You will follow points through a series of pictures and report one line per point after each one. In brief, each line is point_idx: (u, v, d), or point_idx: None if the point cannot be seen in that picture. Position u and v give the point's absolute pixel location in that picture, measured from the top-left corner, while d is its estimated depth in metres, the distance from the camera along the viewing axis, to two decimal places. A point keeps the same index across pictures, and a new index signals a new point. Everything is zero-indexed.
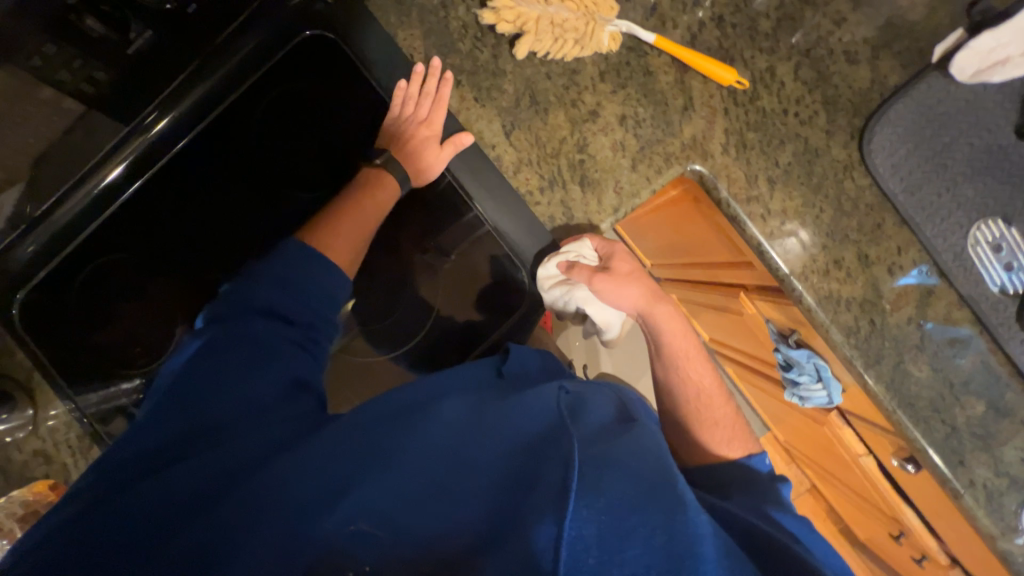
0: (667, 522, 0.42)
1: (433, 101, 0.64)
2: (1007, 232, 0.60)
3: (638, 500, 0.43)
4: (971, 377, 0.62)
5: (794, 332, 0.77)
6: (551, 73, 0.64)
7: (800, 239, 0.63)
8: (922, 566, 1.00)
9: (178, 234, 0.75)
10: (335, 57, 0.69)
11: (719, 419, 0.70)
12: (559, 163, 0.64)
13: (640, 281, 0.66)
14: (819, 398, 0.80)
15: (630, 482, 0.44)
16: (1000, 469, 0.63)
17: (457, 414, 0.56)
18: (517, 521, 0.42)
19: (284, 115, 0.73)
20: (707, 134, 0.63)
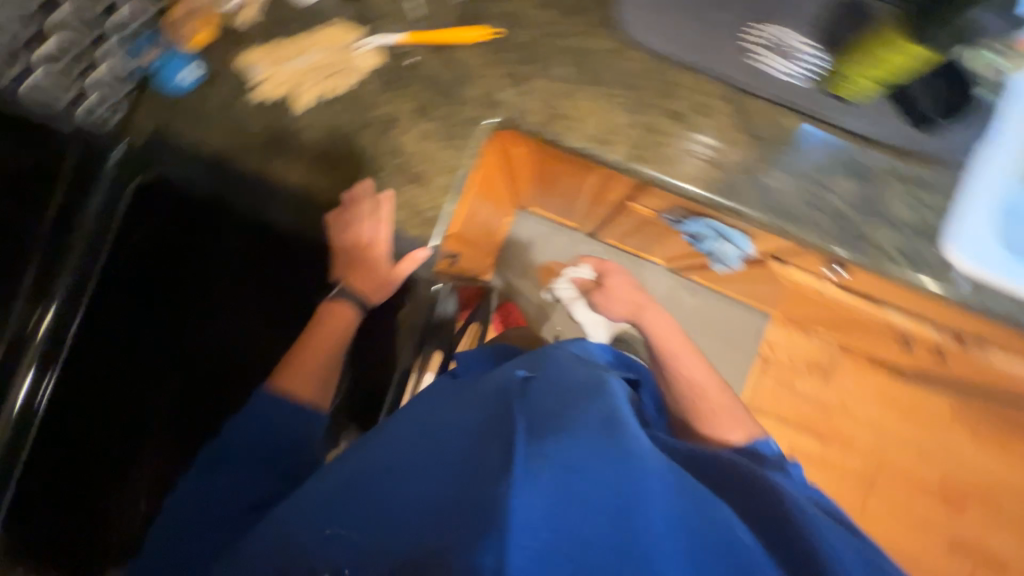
0: (621, 483, 0.42)
1: (379, 221, 0.70)
2: (774, 30, 0.64)
3: (596, 470, 0.42)
4: (825, 161, 0.64)
5: (680, 209, 0.80)
6: (341, 108, 0.70)
7: (616, 130, 0.67)
8: (945, 358, 0.97)
9: (125, 403, 0.73)
10: (171, 182, 0.74)
11: (717, 409, 0.75)
12: (385, 176, 0.70)
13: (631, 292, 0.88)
14: (734, 252, 0.83)
15: (581, 446, 0.44)
16: (901, 227, 0.63)
17: (420, 414, 0.58)
18: (475, 502, 0.42)
19: (157, 246, 0.74)
20: (491, 87, 0.68)
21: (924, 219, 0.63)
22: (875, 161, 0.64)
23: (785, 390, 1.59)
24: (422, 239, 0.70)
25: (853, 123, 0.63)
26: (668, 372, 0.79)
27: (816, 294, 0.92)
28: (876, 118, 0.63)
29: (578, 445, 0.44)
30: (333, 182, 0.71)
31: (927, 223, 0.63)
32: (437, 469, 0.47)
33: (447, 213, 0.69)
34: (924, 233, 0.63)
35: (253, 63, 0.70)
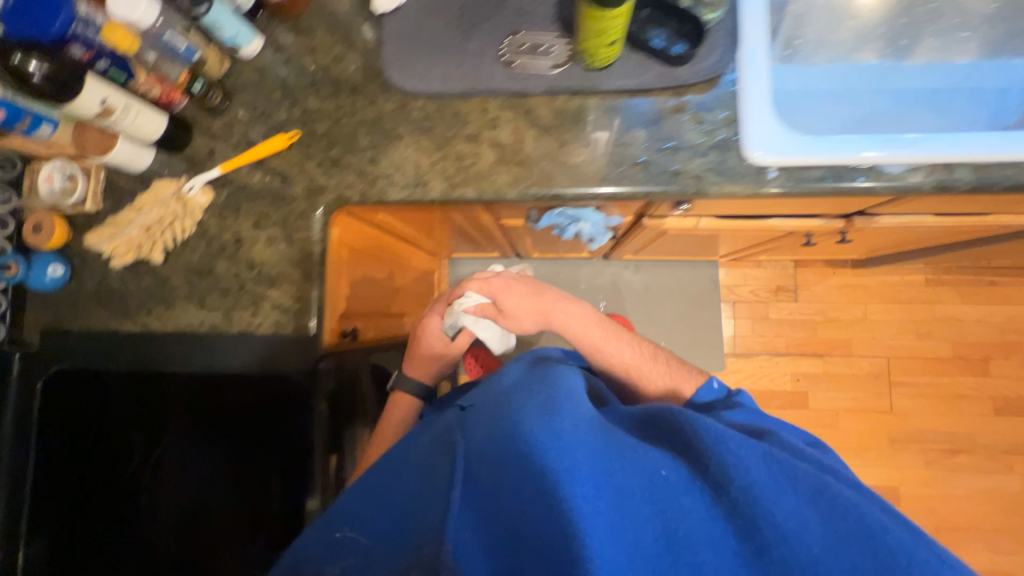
0: (549, 463, 0.48)
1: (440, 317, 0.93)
2: (522, 34, 0.71)
3: (526, 458, 0.49)
4: (612, 122, 0.69)
5: (531, 210, 0.84)
6: (191, 247, 0.76)
7: (429, 169, 0.72)
8: (851, 239, 0.98)
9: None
10: (76, 371, 0.77)
11: (660, 374, 0.81)
12: (248, 289, 0.74)
13: (534, 301, 0.85)
14: (595, 228, 0.87)
15: (514, 441, 0.51)
16: (703, 150, 0.67)
17: (410, 440, 0.66)
18: (428, 511, 0.50)
19: (81, 428, 0.77)
20: (310, 178, 0.75)
21: (719, 134, 0.67)
22: (654, 104, 0.68)
23: (762, 322, 1.58)
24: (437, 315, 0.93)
25: (618, 82, 0.68)
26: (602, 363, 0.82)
27: (701, 230, 0.95)
28: (635, 70, 0.68)
29: (510, 443, 0.51)
30: (210, 312, 0.75)
31: (723, 137, 0.67)
32: (409, 489, 0.55)
33: (315, 300, 0.73)
34: (724, 146, 0.67)
35: (93, 241, 0.71)
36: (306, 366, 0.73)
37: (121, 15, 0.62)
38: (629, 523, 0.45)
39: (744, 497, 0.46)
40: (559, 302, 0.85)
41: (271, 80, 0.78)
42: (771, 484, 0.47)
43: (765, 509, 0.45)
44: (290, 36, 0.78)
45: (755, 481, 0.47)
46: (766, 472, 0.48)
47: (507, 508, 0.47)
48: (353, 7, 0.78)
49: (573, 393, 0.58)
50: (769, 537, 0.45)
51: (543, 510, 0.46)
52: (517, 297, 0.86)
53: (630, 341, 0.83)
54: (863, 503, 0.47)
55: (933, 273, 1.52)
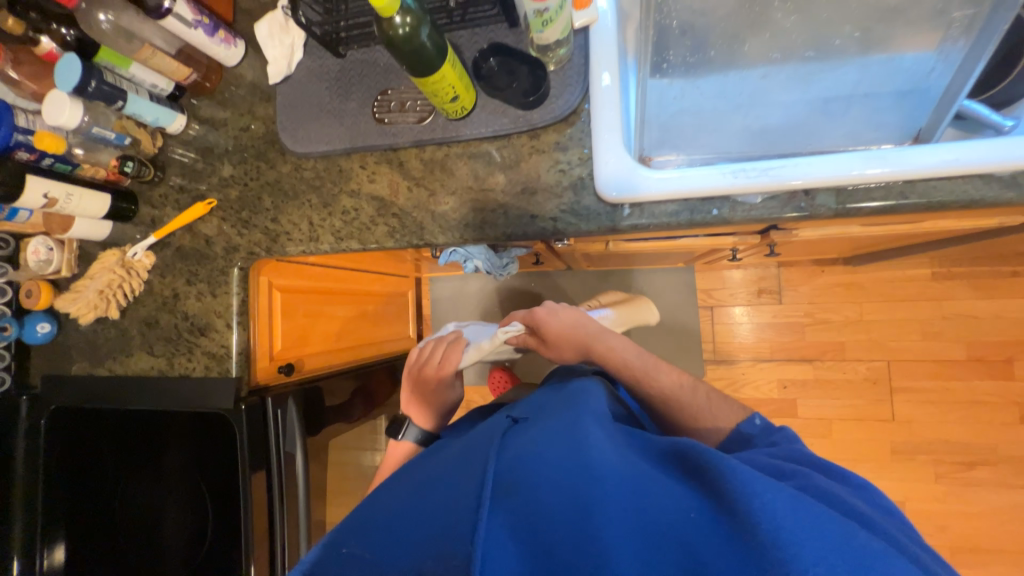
0: (581, 493, 0.50)
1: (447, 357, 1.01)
2: (390, 92, 0.76)
3: (558, 487, 0.51)
4: (474, 169, 0.72)
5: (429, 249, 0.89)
6: (141, 304, 0.89)
7: (320, 225, 0.79)
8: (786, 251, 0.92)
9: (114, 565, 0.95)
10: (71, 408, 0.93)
11: (697, 411, 0.79)
12: (185, 338, 0.86)
13: (577, 328, 0.95)
14: (496, 262, 0.90)
15: (549, 470, 0.53)
16: (559, 191, 0.68)
17: (440, 461, 0.67)
18: (455, 522, 0.51)
19: (93, 446, 0.96)
20: (228, 238, 0.84)
21: (574, 174, 0.68)
22: (513, 148, 0.70)
23: (744, 327, 1.50)
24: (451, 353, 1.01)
25: (476, 130, 0.71)
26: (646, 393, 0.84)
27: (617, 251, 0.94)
28: (492, 116, 0.70)
29: (547, 470, 0.53)
30: (158, 359, 0.87)
31: (578, 176, 0.67)
32: (431, 500, 0.57)
33: (236, 346, 0.84)
34: (578, 185, 0.67)
35: (65, 305, 0.86)
36: (228, 405, 0.82)
37: (50, 124, 0.74)
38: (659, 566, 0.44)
39: (771, 542, 0.43)
40: (602, 334, 0.94)
41: (196, 151, 0.88)
42: (804, 533, 0.44)
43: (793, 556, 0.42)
44: (208, 109, 0.88)
45: (784, 525, 0.44)
46: (787, 514, 0.45)
47: (537, 526, 0.48)
48: (256, 77, 0.86)
49: (604, 429, 0.61)
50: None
51: (572, 537, 0.47)
52: (564, 321, 0.97)
53: (670, 374, 0.85)
54: (895, 560, 0.44)
55: (941, 264, 1.36)
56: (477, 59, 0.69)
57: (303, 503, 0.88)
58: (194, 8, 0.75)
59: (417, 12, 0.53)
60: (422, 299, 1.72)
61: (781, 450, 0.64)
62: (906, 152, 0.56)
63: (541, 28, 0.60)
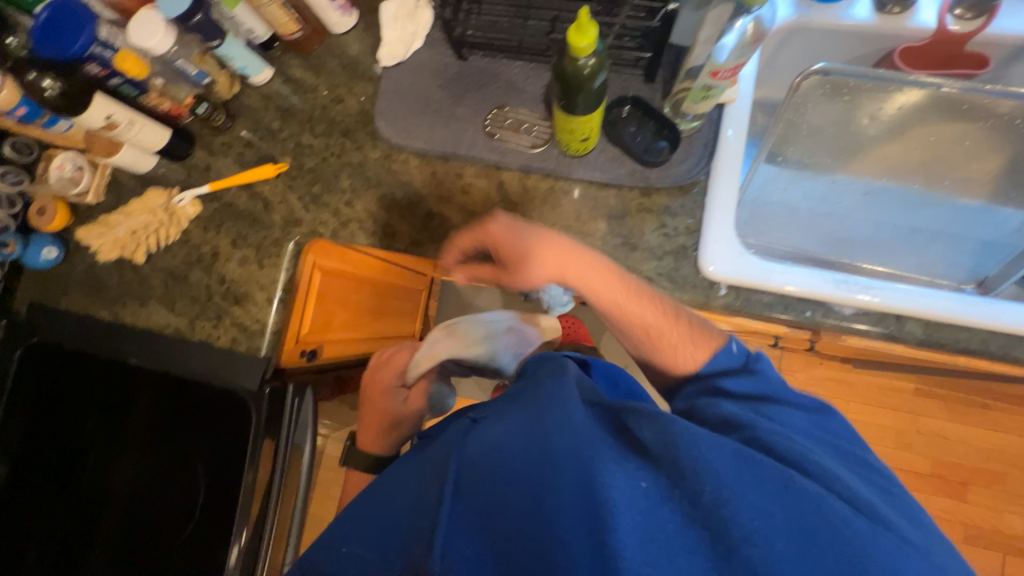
0: (532, 479, 0.45)
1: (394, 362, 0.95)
2: (507, 110, 0.74)
3: (507, 476, 0.46)
4: (577, 210, 0.70)
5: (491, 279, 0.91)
6: (172, 253, 0.81)
7: (399, 222, 0.75)
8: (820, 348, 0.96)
9: (51, 531, 0.81)
10: (49, 346, 0.83)
11: (674, 343, 0.60)
12: (215, 302, 0.79)
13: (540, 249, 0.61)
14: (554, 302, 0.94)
15: (497, 466, 0.47)
16: (659, 253, 0.68)
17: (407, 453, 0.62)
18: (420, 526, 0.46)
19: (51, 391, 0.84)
20: (290, 208, 0.79)
21: (678, 241, 0.68)
22: (620, 200, 0.70)
23: None
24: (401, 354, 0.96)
25: (590, 172, 0.70)
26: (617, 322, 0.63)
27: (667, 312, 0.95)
28: (609, 163, 0.69)
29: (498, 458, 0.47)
30: (177, 317, 0.80)
31: (682, 245, 0.68)
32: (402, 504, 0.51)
33: (274, 324, 0.78)
34: (679, 253, 0.68)
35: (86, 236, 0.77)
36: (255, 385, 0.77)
37: (133, 43, 0.66)
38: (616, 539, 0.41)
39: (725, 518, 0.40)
40: (549, 236, 0.62)
41: (274, 108, 0.82)
42: (751, 496, 0.41)
43: (742, 522, 0.39)
44: (299, 68, 0.82)
45: (727, 486, 0.41)
46: (739, 489, 0.41)
47: (487, 522, 0.45)
48: (360, 51, 0.81)
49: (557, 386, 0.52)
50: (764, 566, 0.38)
51: (519, 534, 0.43)
52: (514, 240, 0.62)
53: (644, 309, 0.60)
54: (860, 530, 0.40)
55: (924, 384, 1.45)
56: (610, 103, 0.69)
57: (297, 503, 0.81)
58: None
59: (601, 56, 0.53)
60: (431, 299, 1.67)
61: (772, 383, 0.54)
62: (985, 302, 0.60)
63: (695, 100, 0.63)
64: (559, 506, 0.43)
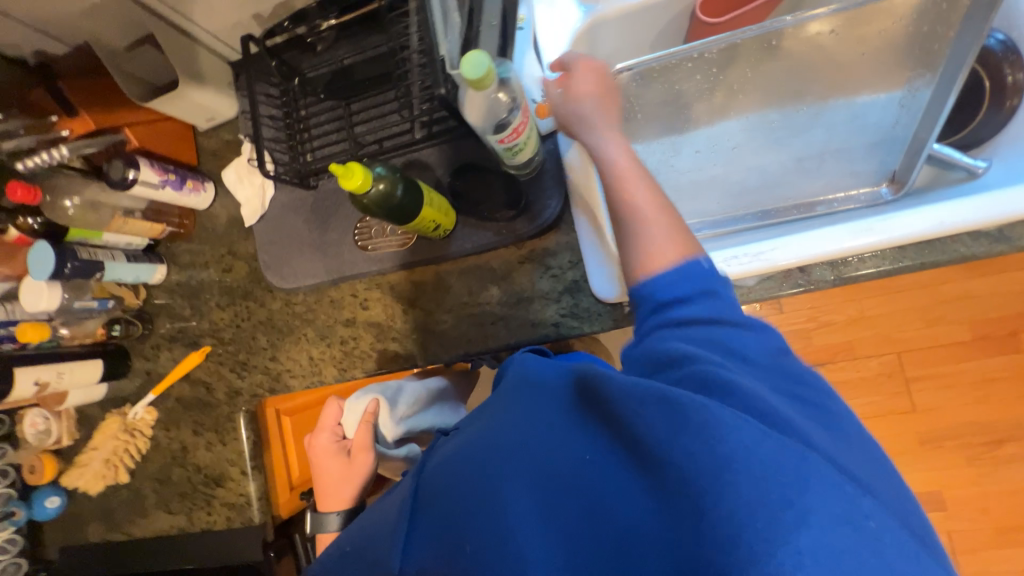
0: (481, 480, 0.41)
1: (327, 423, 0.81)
2: (369, 219, 0.75)
3: (456, 483, 0.42)
4: (467, 285, 0.71)
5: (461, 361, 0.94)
6: (150, 461, 0.86)
7: (320, 358, 0.78)
8: None
9: None
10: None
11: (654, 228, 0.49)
12: (200, 491, 0.84)
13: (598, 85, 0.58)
14: None
15: (448, 479, 0.43)
16: (557, 295, 0.67)
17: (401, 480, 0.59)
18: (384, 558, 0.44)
19: None
20: (227, 381, 0.83)
21: (568, 276, 0.67)
22: (502, 260, 0.69)
23: None
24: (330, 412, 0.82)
25: (463, 246, 0.70)
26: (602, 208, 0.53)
27: None
28: (474, 231, 0.69)
29: (449, 470, 0.44)
30: (176, 517, 0.85)
31: (573, 279, 0.67)
32: (356, 543, 0.49)
33: (255, 493, 0.81)
34: (574, 287, 0.67)
35: (71, 479, 0.84)
36: (258, 556, 0.80)
37: (31, 312, 0.73)
38: (561, 523, 0.37)
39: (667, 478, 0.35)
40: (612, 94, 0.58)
41: (181, 296, 0.86)
42: (689, 451, 0.35)
43: (679, 476, 0.35)
44: (187, 253, 0.86)
45: (673, 451, 0.35)
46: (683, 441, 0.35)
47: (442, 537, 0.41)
48: (230, 215, 0.84)
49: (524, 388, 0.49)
50: (704, 527, 0.33)
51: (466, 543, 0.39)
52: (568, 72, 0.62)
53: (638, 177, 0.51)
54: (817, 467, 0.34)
55: None
56: (450, 177, 0.69)
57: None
58: (158, 168, 0.74)
59: (388, 173, 0.53)
60: None
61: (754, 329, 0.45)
62: (888, 220, 0.57)
63: (512, 158, 0.57)
64: (507, 502, 0.39)
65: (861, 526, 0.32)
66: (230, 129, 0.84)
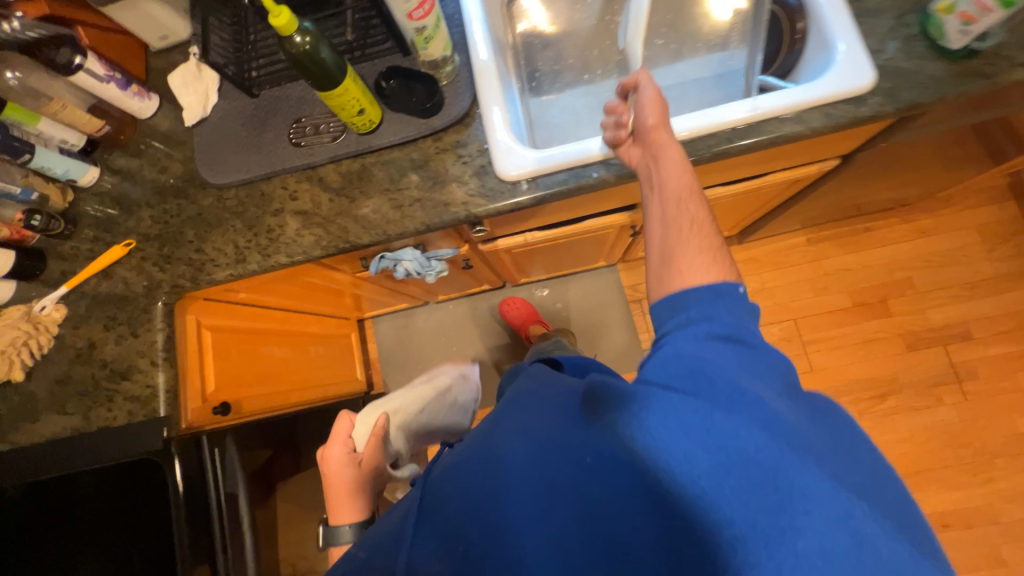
0: (499, 487, 0.50)
1: (338, 441, 0.88)
2: (304, 120, 0.84)
3: (468, 483, 0.52)
4: (389, 174, 0.80)
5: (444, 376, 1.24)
6: (52, 360, 0.83)
7: (246, 246, 0.82)
8: None
9: None
10: None
11: (701, 248, 0.58)
12: (103, 386, 0.81)
13: (653, 112, 0.67)
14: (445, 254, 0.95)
15: (466, 487, 0.51)
16: (466, 178, 0.77)
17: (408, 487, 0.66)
18: (390, 548, 0.53)
19: None
20: (149, 275, 0.84)
21: (476, 164, 0.78)
22: (420, 151, 0.79)
23: None
24: (341, 430, 0.90)
25: (386, 138, 0.80)
26: (653, 217, 0.64)
27: (533, 243, 1.04)
28: (397, 127, 0.80)
29: (461, 473, 0.53)
30: (67, 417, 0.80)
31: (481, 164, 0.78)
32: (365, 551, 0.55)
33: (164, 385, 0.81)
34: (481, 172, 0.77)
35: None
36: (157, 444, 0.77)
37: None
38: (558, 525, 0.46)
39: (682, 491, 0.42)
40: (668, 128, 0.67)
41: (112, 198, 0.89)
42: (712, 476, 0.41)
43: (697, 491, 0.41)
44: (124, 159, 0.90)
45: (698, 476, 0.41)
46: (709, 455, 0.41)
47: (452, 533, 0.50)
48: (173, 125, 0.90)
49: (552, 412, 0.56)
50: (712, 539, 0.40)
51: (478, 539, 0.48)
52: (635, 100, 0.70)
53: (693, 199, 0.62)
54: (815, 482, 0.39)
55: (813, 233, 1.60)
56: (378, 81, 0.80)
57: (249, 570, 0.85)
58: (107, 65, 0.81)
59: (314, 33, 0.62)
60: (368, 343, 1.72)
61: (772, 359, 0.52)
62: (719, 109, 0.72)
63: (425, 45, 0.71)
64: (516, 506, 0.48)
65: (856, 530, 0.37)
66: (182, 51, 0.93)
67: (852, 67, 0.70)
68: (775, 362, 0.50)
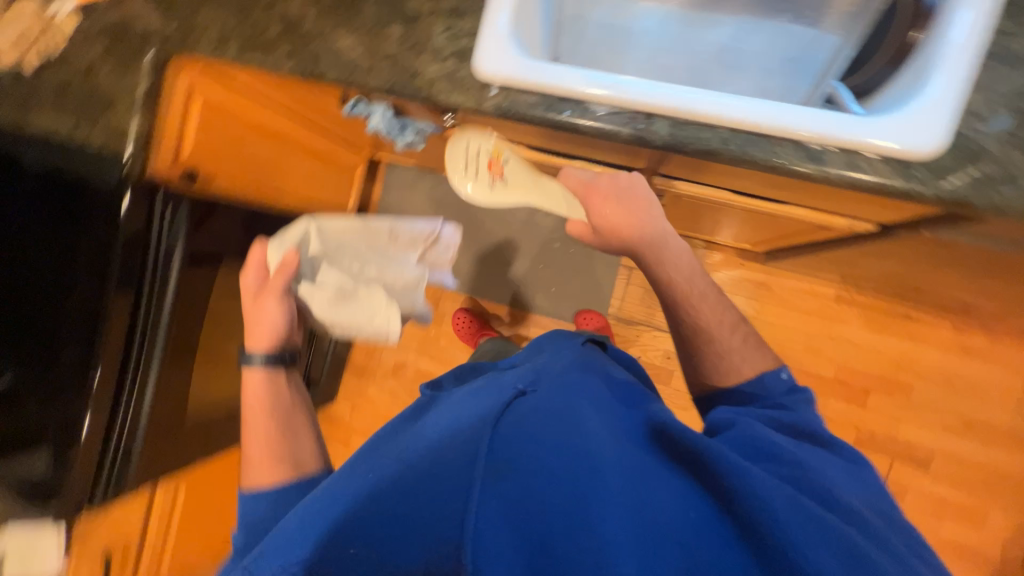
0: (584, 483, 0.50)
1: (252, 269, 0.86)
2: None
3: (550, 462, 0.52)
4: (377, 16, 0.73)
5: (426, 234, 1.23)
6: (54, 65, 0.91)
7: (229, 31, 0.80)
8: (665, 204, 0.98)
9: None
10: None
11: (729, 349, 0.75)
12: (89, 107, 0.89)
13: (621, 212, 0.79)
14: (432, 127, 0.92)
15: (554, 471, 0.51)
16: (444, 57, 0.70)
17: (433, 423, 0.64)
18: (450, 507, 0.48)
19: None
20: (148, 20, 0.86)
21: (460, 45, 0.70)
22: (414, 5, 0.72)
23: None
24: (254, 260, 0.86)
25: None
26: (684, 304, 0.78)
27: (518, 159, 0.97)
28: None
29: (541, 449, 0.53)
30: (52, 119, 0.90)
31: (465, 47, 0.70)
32: (410, 504, 0.50)
33: (137, 130, 0.88)
34: (462, 57, 0.70)
35: None
36: (115, 181, 0.90)
37: None
38: (648, 540, 0.48)
39: (775, 541, 0.47)
40: (642, 219, 0.79)
41: None
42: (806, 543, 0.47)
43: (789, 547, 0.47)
44: None
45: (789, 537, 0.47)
46: (795, 520, 0.49)
47: (534, 513, 0.48)
48: None
49: (610, 418, 0.61)
50: None
51: (566, 526, 0.47)
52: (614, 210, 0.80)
53: (702, 292, 0.77)
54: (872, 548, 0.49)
55: (847, 290, 1.41)
56: None
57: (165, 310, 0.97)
58: None
59: None
60: (374, 183, 1.78)
61: (789, 418, 0.67)
62: (736, 101, 0.60)
63: None
64: (602, 512, 0.48)
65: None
66: None
67: (911, 128, 0.57)
68: (825, 455, 0.62)
